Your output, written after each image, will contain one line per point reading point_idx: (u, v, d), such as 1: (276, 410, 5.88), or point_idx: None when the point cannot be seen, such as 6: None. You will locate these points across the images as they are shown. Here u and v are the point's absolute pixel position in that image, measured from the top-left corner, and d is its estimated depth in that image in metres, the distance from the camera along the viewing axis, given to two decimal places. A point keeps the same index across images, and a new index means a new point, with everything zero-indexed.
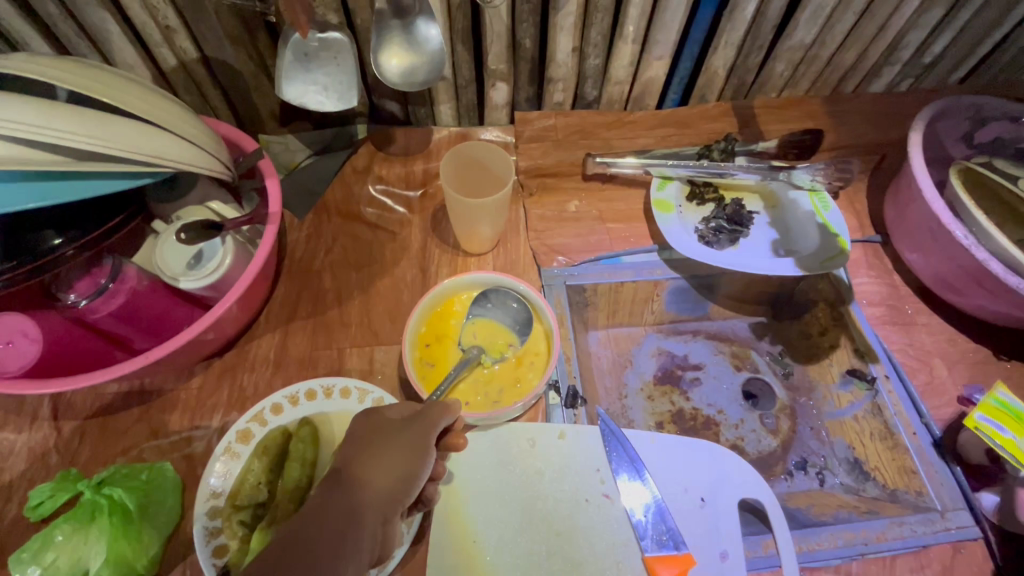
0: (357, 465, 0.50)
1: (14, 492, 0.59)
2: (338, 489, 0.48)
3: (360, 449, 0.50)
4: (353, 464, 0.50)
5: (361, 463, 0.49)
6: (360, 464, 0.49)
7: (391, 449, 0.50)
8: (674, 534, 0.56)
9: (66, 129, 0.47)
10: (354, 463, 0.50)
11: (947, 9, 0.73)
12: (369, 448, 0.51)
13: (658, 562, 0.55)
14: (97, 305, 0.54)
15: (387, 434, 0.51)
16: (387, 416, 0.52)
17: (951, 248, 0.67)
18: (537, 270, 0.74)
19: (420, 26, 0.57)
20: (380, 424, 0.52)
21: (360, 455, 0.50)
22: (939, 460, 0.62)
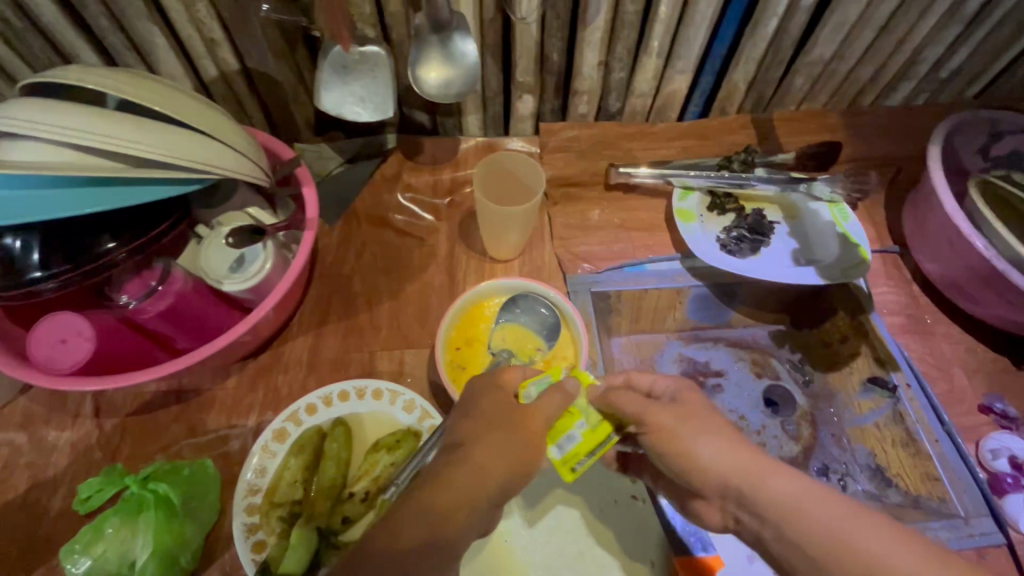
0: (480, 431, 0.45)
1: (59, 486, 0.61)
2: (464, 463, 0.42)
3: (485, 417, 0.46)
4: (479, 433, 0.45)
5: (484, 430, 0.44)
6: (486, 431, 0.45)
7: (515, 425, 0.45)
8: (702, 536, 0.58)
9: (115, 136, 0.49)
10: (482, 431, 0.45)
11: (963, 26, 0.75)
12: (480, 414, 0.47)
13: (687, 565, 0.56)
14: (146, 306, 0.56)
15: (508, 410, 0.46)
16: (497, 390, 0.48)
17: (970, 258, 0.69)
18: (562, 276, 0.76)
19: (457, 42, 0.59)
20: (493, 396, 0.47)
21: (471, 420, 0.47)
22: (961, 466, 0.64)
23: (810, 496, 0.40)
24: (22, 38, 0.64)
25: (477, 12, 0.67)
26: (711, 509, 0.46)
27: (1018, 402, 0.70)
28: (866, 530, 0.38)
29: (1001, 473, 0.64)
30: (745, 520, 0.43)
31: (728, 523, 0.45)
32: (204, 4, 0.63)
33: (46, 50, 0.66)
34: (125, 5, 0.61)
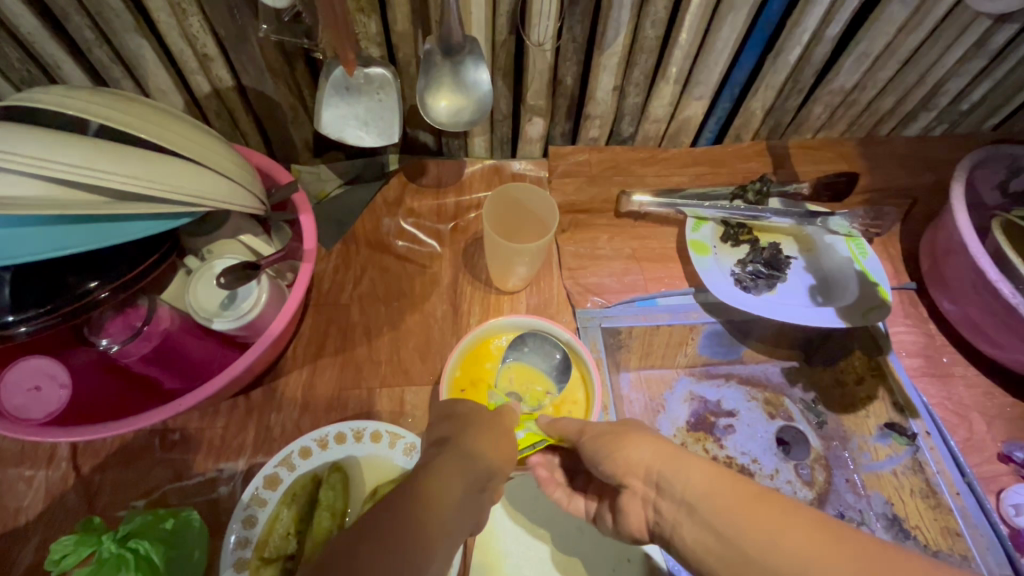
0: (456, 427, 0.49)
1: (32, 534, 0.56)
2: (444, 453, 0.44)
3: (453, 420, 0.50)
4: (457, 429, 0.48)
5: (461, 426, 0.48)
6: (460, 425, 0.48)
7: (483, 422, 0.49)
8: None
9: (93, 167, 0.45)
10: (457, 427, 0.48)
11: (989, 60, 0.72)
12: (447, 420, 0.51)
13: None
14: (130, 348, 0.53)
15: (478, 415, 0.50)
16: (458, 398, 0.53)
17: (994, 303, 0.66)
18: (571, 310, 0.73)
19: (469, 68, 0.56)
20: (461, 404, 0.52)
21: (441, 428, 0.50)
22: (983, 521, 0.62)
23: (723, 481, 0.42)
24: None
25: (490, 34, 0.64)
26: (633, 500, 0.46)
27: None
28: (779, 516, 0.38)
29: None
30: (665, 509, 0.44)
31: (650, 518, 0.45)
32: (197, 19, 0.59)
33: (25, 60, 0.61)
34: (111, 17, 0.57)
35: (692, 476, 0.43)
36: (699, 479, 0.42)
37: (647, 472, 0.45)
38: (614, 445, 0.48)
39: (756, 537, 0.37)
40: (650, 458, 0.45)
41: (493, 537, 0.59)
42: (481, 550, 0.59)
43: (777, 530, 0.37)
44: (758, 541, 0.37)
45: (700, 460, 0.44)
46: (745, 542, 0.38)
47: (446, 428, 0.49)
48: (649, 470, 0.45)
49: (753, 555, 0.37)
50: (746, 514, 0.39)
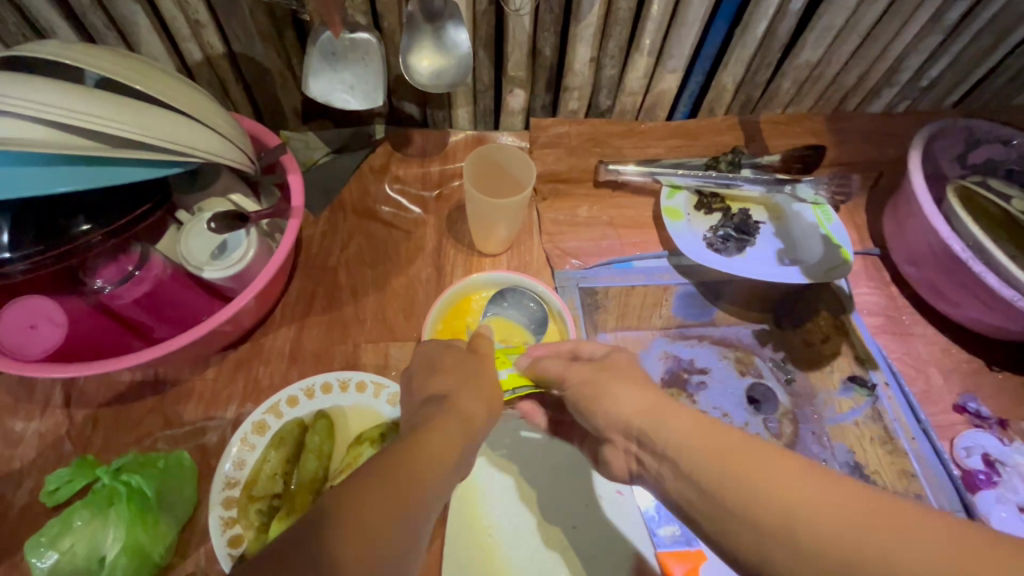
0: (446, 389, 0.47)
1: (25, 478, 0.58)
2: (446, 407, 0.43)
3: (447, 378, 0.48)
4: (452, 388, 0.46)
5: (455, 384, 0.47)
6: (452, 385, 0.47)
7: (475, 384, 0.47)
8: (685, 531, 0.58)
9: (86, 112, 0.47)
10: (450, 388, 0.47)
11: (944, 36, 0.77)
12: (436, 376, 0.49)
13: (671, 558, 0.56)
14: (122, 291, 0.55)
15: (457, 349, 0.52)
16: (448, 357, 0.51)
17: (949, 262, 0.70)
18: (550, 272, 0.76)
19: (449, 30, 0.59)
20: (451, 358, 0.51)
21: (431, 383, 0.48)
22: (936, 464, 0.66)
23: (703, 432, 0.41)
24: None
25: (471, 3, 0.67)
26: (616, 452, 0.47)
27: (991, 402, 0.71)
28: (757, 461, 0.38)
29: (974, 470, 0.66)
30: (647, 460, 0.44)
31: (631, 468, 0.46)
32: None
33: (22, 25, 0.63)
34: None
35: (673, 426, 0.42)
36: (682, 427, 0.42)
37: (628, 428, 0.45)
38: (595, 398, 0.49)
39: (733, 480, 0.37)
40: (630, 413, 0.45)
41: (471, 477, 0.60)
42: (460, 493, 0.59)
43: (759, 474, 0.37)
44: (736, 488, 0.37)
45: (682, 410, 0.44)
46: (723, 491, 0.38)
47: (440, 388, 0.47)
48: (629, 426, 0.45)
49: (726, 500, 0.37)
50: (727, 459, 0.38)
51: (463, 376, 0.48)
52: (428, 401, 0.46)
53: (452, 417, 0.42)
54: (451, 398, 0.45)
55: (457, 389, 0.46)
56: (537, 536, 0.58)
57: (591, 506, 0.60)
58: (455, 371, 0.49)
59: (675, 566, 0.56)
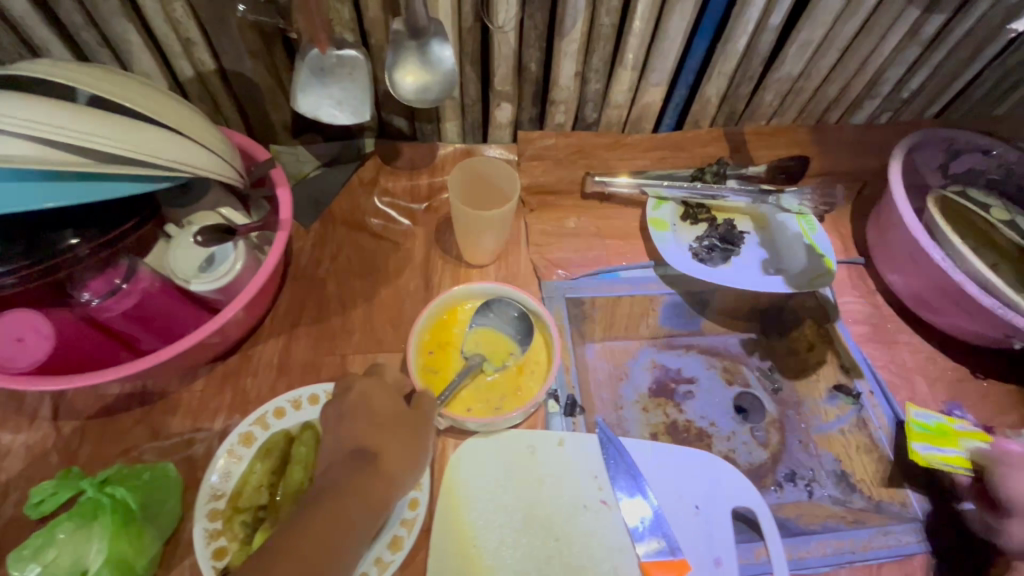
0: (363, 436, 0.52)
1: (11, 491, 0.58)
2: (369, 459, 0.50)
3: (366, 425, 0.53)
4: (371, 437, 0.52)
5: (377, 433, 0.52)
6: (369, 433, 0.52)
7: (401, 429, 0.53)
8: (670, 540, 0.59)
9: (73, 128, 0.48)
10: (369, 434, 0.52)
11: (922, 49, 0.78)
12: (353, 423, 0.53)
13: (654, 567, 0.57)
14: (109, 304, 0.55)
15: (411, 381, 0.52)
16: (373, 402, 0.54)
17: (931, 270, 0.71)
18: (538, 283, 0.77)
19: (434, 46, 0.60)
20: (379, 401, 0.54)
21: (348, 432, 0.52)
22: (919, 472, 0.67)
23: None
24: None
25: (456, 21, 0.69)
26: None
27: (976, 409, 0.72)
28: None
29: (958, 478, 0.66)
30: None
31: None
32: (181, 4, 0.63)
33: (16, 43, 0.65)
34: (99, 1, 0.61)
35: None
36: None
37: None
38: None
39: None
40: None
41: (457, 487, 0.60)
42: (445, 503, 0.59)
43: None
44: None
45: None
46: None
47: (363, 436, 0.52)
48: None
49: None
50: None
51: (385, 423, 0.53)
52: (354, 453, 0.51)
53: (371, 475, 0.49)
54: (370, 448, 0.51)
55: (379, 439, 0.52)
56: (522, 547, 0.58)
57: (576, 517, 0.60)
58: (374, 417, 0.53)
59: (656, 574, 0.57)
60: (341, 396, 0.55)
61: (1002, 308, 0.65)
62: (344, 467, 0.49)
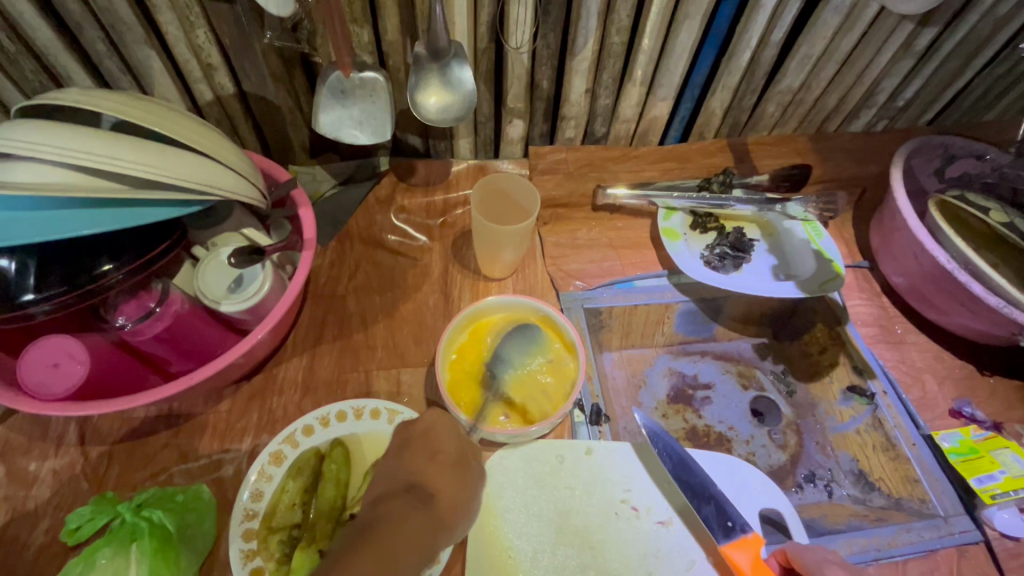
0: (423, 474, 0.51)
1: (41, 519, 0.58)
2: (415, 493, 0.49)
3: (422, 461, 0.52)
4: (425, 473, 0.51)
5: (432, 471, 0.51)
6: (427, 472, 0.51)
7: (447, 465, 0.52)
8: (737, 518, 0.59)
9: (107, 155, 0.49)
10: (423, 471, 0.51)
11: (916, 60, 0.81)
12: (417, 451, 0.53)
13: (732, 549, 0.57)
14: (143, 327, 0.56)
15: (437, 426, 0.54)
16: (437, 436, 0.53)
17: (936, 272, 0.73)
18: (555, 294, 0.78)
19: (455, 68, 0.62)
20: (444, 441, 0.53)
21: (410, 462, 0.52)
22: (939, 470, 0.67)
23: None
24: (14, 60, 0.64)
25: (472, 41, 0.71)
26: None
27: (984, 405, 0.74)
28: None
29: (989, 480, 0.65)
30: None
31: None
32: (204, 31, 0.64)
33: (38, 72, 0.66)
34: (123, 30, 0.62)
35: None
36: None
37: None
38: None
39: None
40: None
41: (488, 498, 0.61)
42: (478, 518, 0.59)
43: None
44: None
45: None
46: None
47: (414, 471, 0.51)
48: None
49: None
50: None
51: (449, 460, 0.52)
52: (404, 489, 0.50)
53: (425, 513, 0.48)
54: (426, 488, 0.50)
55: (423, 472, 0.51)
56: (556, 557, 0.59)
57: (606, 526, 0.61)
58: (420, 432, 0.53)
59: (736, 556, 0.57)
60: (406, 425, 0.55)
61: (1007, 307, 0.67)
62: (399, 502, 0.48)
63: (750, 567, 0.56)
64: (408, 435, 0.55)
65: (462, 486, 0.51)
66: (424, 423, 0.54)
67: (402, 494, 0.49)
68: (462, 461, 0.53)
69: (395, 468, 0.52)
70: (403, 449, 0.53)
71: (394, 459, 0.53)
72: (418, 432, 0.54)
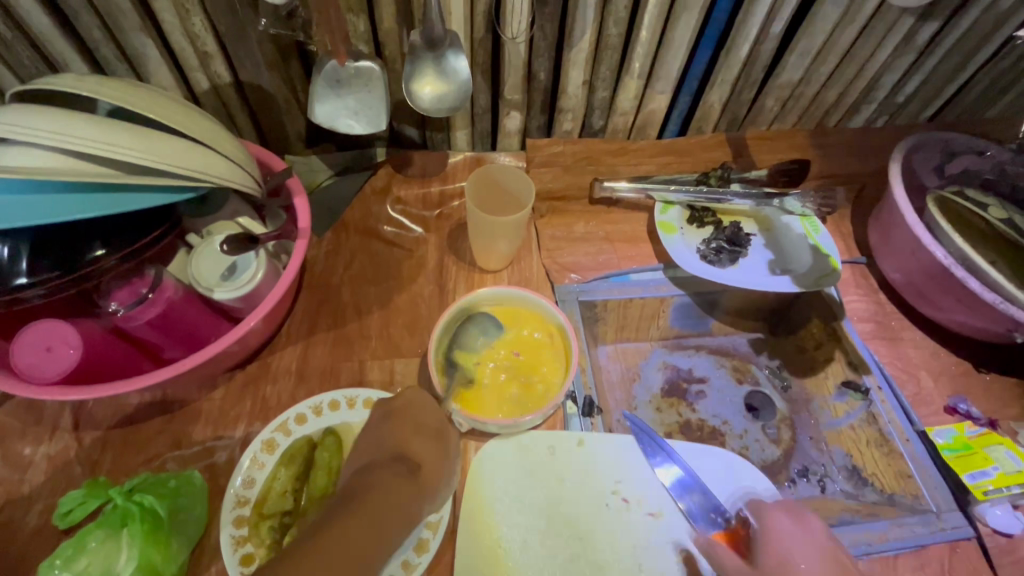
0: (407, 444, 0.51)
1: (34, 503, 0.59)
2: (402, 461, 0.49)
3: (406, 432, 0.52)
4: (411, 444, 0.51)
5: (416, 441, 0.51)
6: (411, 441, 0.51)
7: (428, 435, 0.53)
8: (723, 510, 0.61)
9: (101, 139, 0.49)
10: (406, 441, 0.51)
11: (917, 55, 0.81)
12: (399, 422, 0.53)
13: (721, 540, 0.60)
14: (135, 313, 0.57)
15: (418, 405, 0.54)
16: (419, 410, 0.54)
17: (933, 268, 0.72)
18: (550, 286, 0.78)
19: (450, 58, 0.62)
20: (425, 414, 0.54)
21: (393, 433, 0.52)
22: (932, 466, 0.67)
23: None
24: (10, 46, 0.64)
25: (469, 31, 0.71)
26: None
27: (980, 403, 0.74)
28: None
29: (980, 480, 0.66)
30: None
31: None
32: (200, 18, 0.64)
33: (35, 59, 0.66)
34: (119, 17, 0.62)
35: None
36: None
37: None
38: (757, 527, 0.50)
39: None
40: None
41: (480, 487, 0.61)
42: (469, 509, 0.60)
43: None
44: None
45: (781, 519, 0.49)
46: None
47: (399, 441, 0.51)
48: None
49: None
50: None
51: (430, 430, 0.53)
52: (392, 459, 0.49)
53: (413, 481, 0.48)
54: (411, 456, 0.50)
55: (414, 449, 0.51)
56: (546, 547, 0.59)
57: (597, 516, 0.61)
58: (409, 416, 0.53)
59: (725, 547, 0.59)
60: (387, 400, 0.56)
61: (1004, 303, 0.67)
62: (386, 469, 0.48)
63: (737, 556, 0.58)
64: (389, 412, 0.54)
65: (442, 461, 0.52)
66: (405, 398, 0.55)
67: (389, 462, 0.48)
68: (442, 434, 0.54)
69: (379, 439, 0.52)
70: (384, 426, 0.53)
71: (375, 431, 0.53)
72: (399, 407, 0.54)
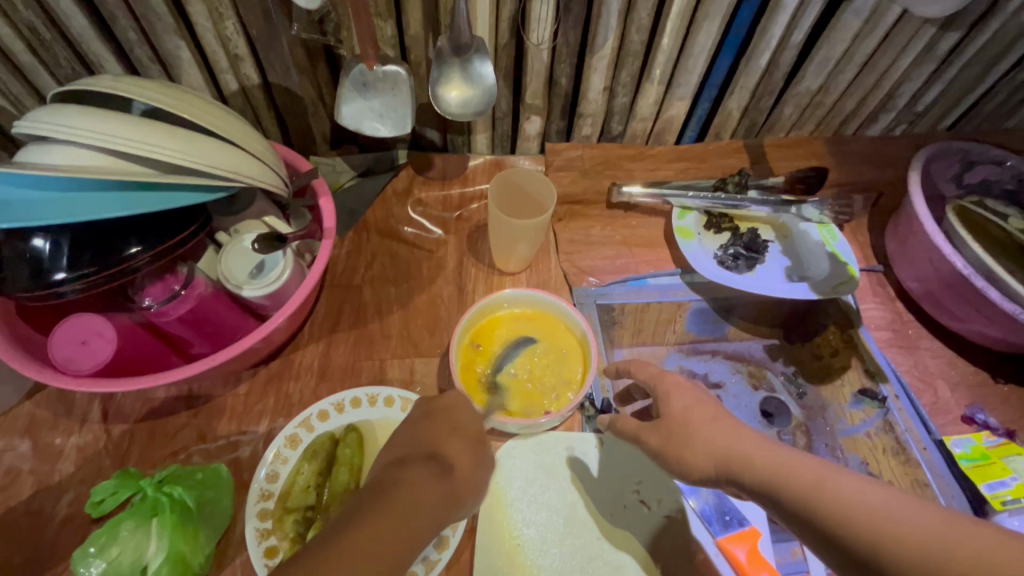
0: (442, 444, 0.51)
1: (65, 493, 0.60)
2: (434, 463, 0.49)
3: (445, 432, 0.51)
4: (450, 445, 0.50)
5: (453, 444, 0.50)
6: (447, 442, 0.51)
7: (465, 438, 0.52)
8: (734, 513, 0.62)
9: (140, 140, 0.50)
10: (444, 441, 0.51)
11: (938, 65, 0.81)
12: (439, 421, 0.52)
13: (730, 542, 0.60)
14: (168, 308, 0.59)
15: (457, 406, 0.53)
16: (460, 412, 0.53)
17: (952, 277, 0.73)
18: (568, 289, 0.79)
19: (476, 63, 0.63)
20: (465, 416, 0.53)
21: (430, 431, 0.51)
22: (948, 474, 0.68)
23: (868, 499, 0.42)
24: (48, 47, 0.66)
25: (493, 37, 0.72)
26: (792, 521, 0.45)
27: (997, 413, 0.74)
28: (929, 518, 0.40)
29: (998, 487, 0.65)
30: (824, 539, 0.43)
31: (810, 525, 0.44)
32: (233, 22, 0.66)
33: (71, 59, 0.68)
34: (154, 19, 0.64)
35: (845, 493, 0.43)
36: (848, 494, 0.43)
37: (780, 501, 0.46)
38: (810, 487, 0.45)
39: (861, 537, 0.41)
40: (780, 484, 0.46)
41: (497, 486, 0.62)
42: (488, 507, 0.61)
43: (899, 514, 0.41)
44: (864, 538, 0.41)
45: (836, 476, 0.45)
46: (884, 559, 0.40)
47: (435, 440, 0.51)
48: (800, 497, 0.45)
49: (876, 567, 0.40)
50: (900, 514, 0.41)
51: (471, 432, 0.52)
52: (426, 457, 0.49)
53: (444, 486, 0.48)
54: (446, 457, 0.50)
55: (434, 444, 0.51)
56: (563, 545, 0.60)
57: (615, 517, 0.61)
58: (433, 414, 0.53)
59: (735, 549, 0.59)
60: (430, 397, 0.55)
61: None
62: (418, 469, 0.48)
63: (749, 559, 0.58)
64: (431, 409, 0.54)
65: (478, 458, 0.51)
66: (449, 399, 0.54)
67: (419, 461, 0.49)
68: (482, 439, 0.52)
69: (416, 436, 0.51)
70: (423, 419, 0.53)
71: (414, 425, 0.53)
72: (441, 406, 0.53)
